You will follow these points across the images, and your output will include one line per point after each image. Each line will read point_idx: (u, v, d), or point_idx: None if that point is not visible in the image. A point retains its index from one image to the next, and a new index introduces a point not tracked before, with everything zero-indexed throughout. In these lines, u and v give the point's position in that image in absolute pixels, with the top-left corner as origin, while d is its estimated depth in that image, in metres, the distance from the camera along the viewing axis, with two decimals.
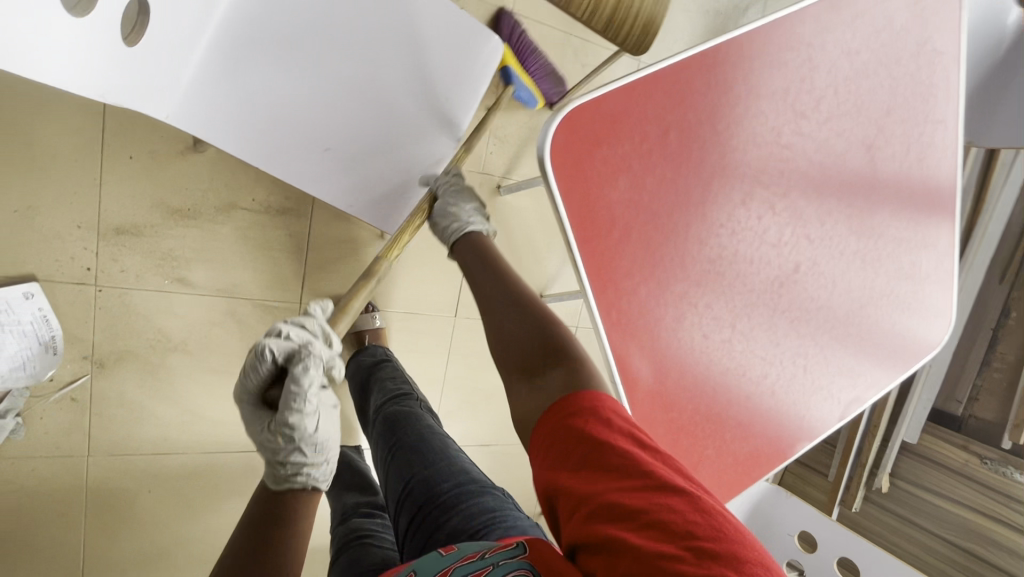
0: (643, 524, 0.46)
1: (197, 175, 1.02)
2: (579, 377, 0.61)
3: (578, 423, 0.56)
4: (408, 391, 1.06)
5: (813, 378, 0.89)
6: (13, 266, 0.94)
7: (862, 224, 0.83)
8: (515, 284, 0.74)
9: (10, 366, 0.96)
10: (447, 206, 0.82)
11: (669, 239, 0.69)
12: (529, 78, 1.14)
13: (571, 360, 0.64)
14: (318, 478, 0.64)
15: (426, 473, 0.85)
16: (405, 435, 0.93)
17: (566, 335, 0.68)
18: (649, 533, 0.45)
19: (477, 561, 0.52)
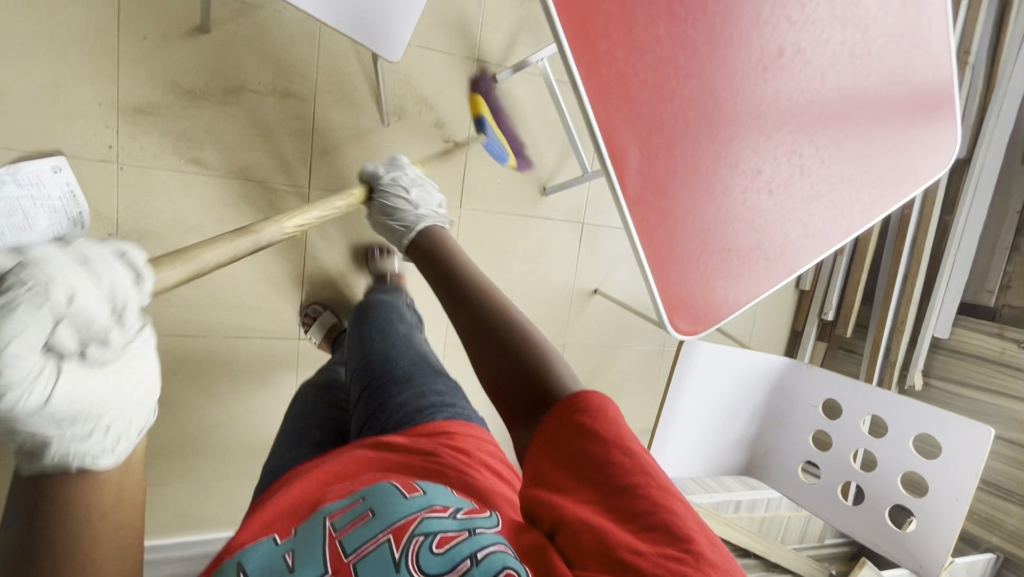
0: (644, 526, 0.46)
1: (205, 56, 1.09)
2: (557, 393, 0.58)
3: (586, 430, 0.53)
4: (394, 293, 1.08)
5: (812, 180, 0.88)
6: (42, 141, 1.02)
7: (843, 15, 0.83)
8: (491, 297, 0.71)
9: (43, 239, 1.03)
10: (398, 202, 0.98)
11: (644, 3, 0.70)
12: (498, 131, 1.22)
13: (555, 373, 0.60)
14: (94, 453, 0.34)
15: (385, 351, 0.86)
16: (379, 327, 0.92)
17: (546, 354, 0.63)
18: (650, 535, 0.45)
19: (448, 518, 0.52)
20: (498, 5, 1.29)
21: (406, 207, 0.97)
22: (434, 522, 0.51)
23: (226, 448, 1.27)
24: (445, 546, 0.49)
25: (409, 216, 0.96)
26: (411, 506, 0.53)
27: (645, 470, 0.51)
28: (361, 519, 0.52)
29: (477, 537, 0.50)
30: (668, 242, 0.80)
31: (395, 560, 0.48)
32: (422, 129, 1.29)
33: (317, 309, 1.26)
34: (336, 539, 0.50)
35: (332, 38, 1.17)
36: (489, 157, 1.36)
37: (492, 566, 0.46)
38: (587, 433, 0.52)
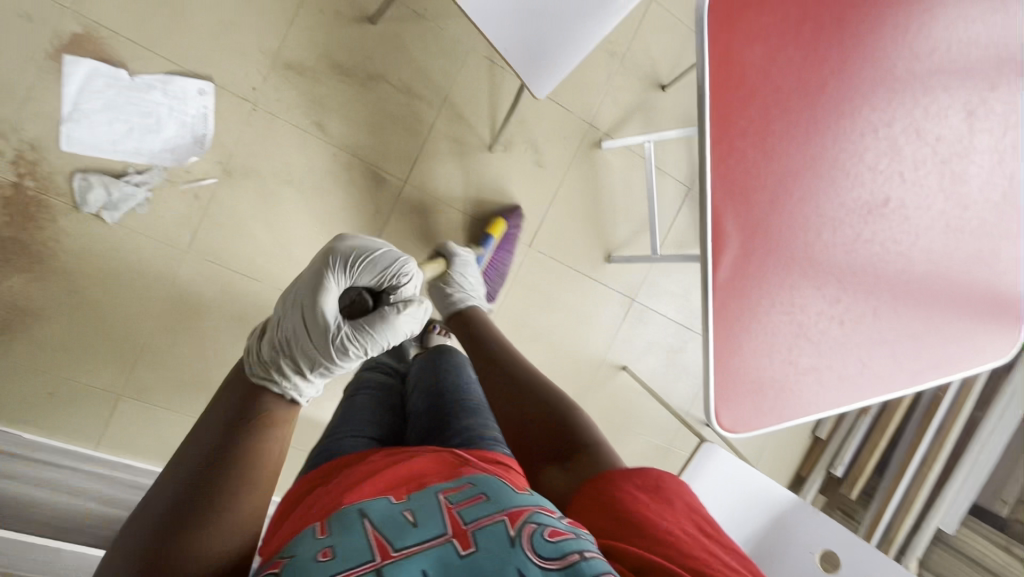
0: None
1: (363, 42, 1.20)
2: (600, 459, 0.69)
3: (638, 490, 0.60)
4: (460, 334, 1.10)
5: (882, 325, 0.92)
6: (199, 64, 1.12)
7: (950, 188, 0.89)
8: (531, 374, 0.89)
9: (163, 146, 1.12)
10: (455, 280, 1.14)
11: (784, 119, 0.77)
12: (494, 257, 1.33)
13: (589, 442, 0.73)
14: None
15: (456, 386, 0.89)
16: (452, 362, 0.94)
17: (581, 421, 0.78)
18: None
19: (554, 518, 0.52)
20: (623, 84, 1.40)
21: (463, 285, 1.14)
22: (545, 517, 0.51)
23: None
24: (561, 536, 0.48)
25: (460, 291, 1.12)
26: (523, 499, 0.54)
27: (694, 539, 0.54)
28: (475, 499, 0.53)
29: (584, 540, 0.49)
30: (737, 336, 0.83)
31: (513, 536, 0.48)
32: (521, 166, 1.37)
33: None
34: (453, 509, 0.51)
35: (473, 64, 1.28)
36: (571, 210, 1.43)
37: (599, 566, 0.46)
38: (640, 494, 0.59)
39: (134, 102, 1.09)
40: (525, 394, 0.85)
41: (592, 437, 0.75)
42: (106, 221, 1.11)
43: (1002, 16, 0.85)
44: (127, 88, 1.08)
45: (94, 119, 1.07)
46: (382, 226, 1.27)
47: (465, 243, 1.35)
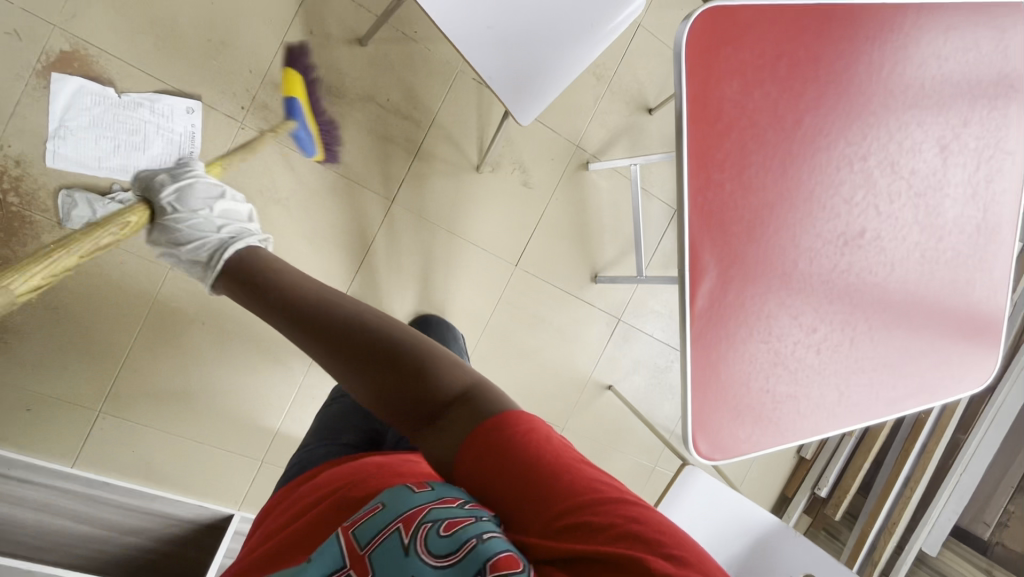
0: (614, 536, 0.44)
1: (352, 63, 1.21)
2: (480, 405, 0.53)
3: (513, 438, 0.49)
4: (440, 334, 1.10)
5: (858, 354, 0.93)
6: (188, 83, 1.12)
7: (925, 220, 0.91)
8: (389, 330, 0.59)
9: (150, 163, 1.11)
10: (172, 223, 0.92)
11: (760, 153, 0.79)
12: (314, 124, 1.18)
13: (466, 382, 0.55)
14: None
15: None
16: None
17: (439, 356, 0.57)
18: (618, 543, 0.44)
19: (458, 508, 0.47)
20: (610, 107, 1.42)
21: (190, 224, 0.91)
22: (444, 509, 0.46)
23: (217, 412, 1.26)
24: (452, 529, 0.44)
25: (201, 240, 0.88)
26: (421, 497, 0.48)
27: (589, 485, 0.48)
28: (370, 512, 0.47)
29: (485, 521, 0.46)
30: (714, 365, 0.84)
31: (406, 545, 0.43)
32: (508, 186, 1.38)
33: None
34: (345, 536, 0.46)
35: (461, 86, 1.30)
36: (558, 230, 1.44)
37: (496, 547, 0.43)
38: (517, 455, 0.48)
39: (121, 119, 1.09)
40: (379, 360, 0.56)
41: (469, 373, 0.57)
42: None
43: (975, 54, 0.87)
44: (114, 105, 1.08)
45: (81, 137, 1.08)
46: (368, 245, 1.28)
47: (451, 262, 1.36)
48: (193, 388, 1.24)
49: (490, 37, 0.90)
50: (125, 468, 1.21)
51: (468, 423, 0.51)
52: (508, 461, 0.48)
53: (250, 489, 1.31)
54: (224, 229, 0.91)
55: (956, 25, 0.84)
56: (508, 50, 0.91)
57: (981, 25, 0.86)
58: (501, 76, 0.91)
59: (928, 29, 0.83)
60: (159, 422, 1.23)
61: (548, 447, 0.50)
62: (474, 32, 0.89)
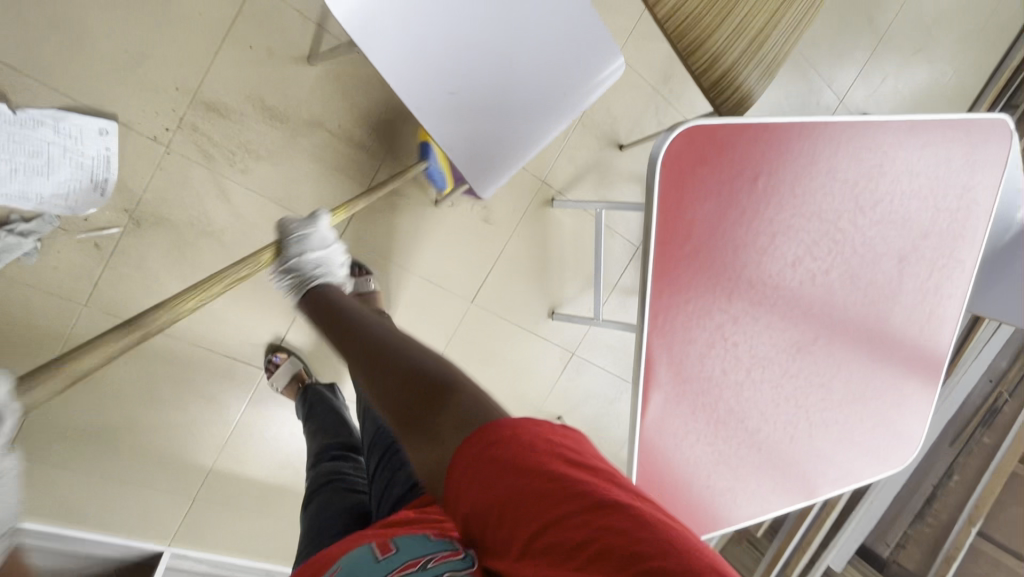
0: (594, 555, 0.38)
1: (300, 84, 1.08)
2: (476, 404, 0.49)
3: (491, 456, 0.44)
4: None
5: (796, 448, 0.96)
6: (100, 99, 0.97)
7: (875, 326, 0.92)
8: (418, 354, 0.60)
9: (55, 191, 0.97)
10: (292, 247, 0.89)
11: (725, 269, 0.76)
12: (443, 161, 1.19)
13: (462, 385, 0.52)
14: None
15: None
16: None
17: (453, 371, 0.55)
18: (600, 565, 0.37)
19: (418, 574, 0.44)
20: (581, 141, 1.35)
21: (306, 265, 0.89)
22: (413, 574, 0.45)
23: (142, 452, 1.18)
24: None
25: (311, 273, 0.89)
26: (381, 571, 0.47)
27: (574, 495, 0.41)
28: None
29: None
30: (659, 468, 0.85)
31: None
32: (468, 220, 1.30)
33: (282, 356, 1.22)
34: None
35: None
36: (517, 266, 1.39)
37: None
38: (492, 476, 0.43)
39: (17, 139, 0.93)
40: (404, 370, 0.57)
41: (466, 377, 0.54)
42: None
43: (945, 168, 0.86)
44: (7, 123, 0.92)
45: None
46: None
47: (403, 299, 1.29)
48: (114, 429, 1.15)
49: (453, 107, 0.81)
50: (38, 512, 1.13)
51: (456, 420, 0.48)
52: (478, 472, 0.44)
53: (181, 526, 1.25)
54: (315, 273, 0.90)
55: (930, 141, 0.83)
56: (471, 121, 0.83)
57: (955, 141, 0.85)
58: (462, 148, 0.84)
59: (903, 146, 0.81)
60: (77, 463, 1.14)
61: (522, 449, 0.44)
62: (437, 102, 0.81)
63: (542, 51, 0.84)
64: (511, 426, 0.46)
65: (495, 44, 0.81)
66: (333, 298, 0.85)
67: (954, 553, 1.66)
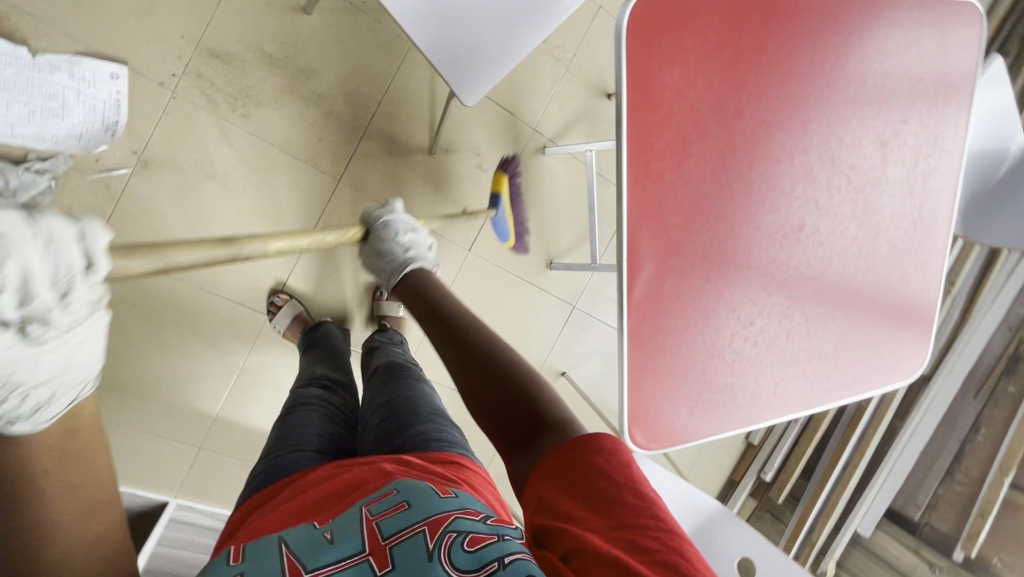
0: (654, 560, 0.44)
1: (297, 33, 1.15)
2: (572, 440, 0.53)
3: (594, 455, 0.51)
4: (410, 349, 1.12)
5: (795, 346, 0.94)
6: (113, 47, 1.05)
7: (863, 216, 0.92)
8: (523, 366, 0.63)
9: (68, 132, 1.03)
10: (381, 236, 0.96)
11: (700, 142, 0.77)
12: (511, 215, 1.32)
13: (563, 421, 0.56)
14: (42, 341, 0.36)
15: (408, 394, 0.87)
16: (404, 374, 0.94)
17: (554, 400, 0.59)
18: (655, 568, 0.43)
19: (478, 524, 0.50)
20: (568, 91, 1.40)
21: (393, 249, 0.95)
22: (466, 522, 0.49)
23: (150, 396, 1.21)
24: (477, 544, 0.46)
25: (402, 256, 0.94)
26: (446, 505, 0.51)
27: (645, 511, 0.48)
28: (396, 509, 0.50)
29: (507, 542, 0.47)
30: (651, 355, 0.84)
31: (429, 549, 0.45)
32: (462, 168, 1.34)
33: (282, 299, 1.25)
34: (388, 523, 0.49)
35: (414, 61, 1.25)
36: None
37: (520, 570, 0.43)
38: (593, 465, 0.50)
39: (35, 83, 0.99)
40: (508, 381, 0.60)
41: (567, 414, 0.57)
42: None
43: (917, 50, 0.87)
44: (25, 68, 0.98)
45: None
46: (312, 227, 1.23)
47: None
48: (121, 372, 1.18)
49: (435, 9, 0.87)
50: None
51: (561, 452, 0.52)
52: (579, 470, 0.50)
53: (187, 475, 1.26)
54: (408, 253, 0.95)
55: (897, 20, 0.85)
56: (453, 25, 0.88)
57: (924, 23, 0.86)
58: (445, 50, 0.88)
59: (870, 24, 0.83)
60: None
61: (617, 463, 0.51)
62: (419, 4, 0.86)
63: None
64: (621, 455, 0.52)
65: None
66: (439, 292, 0.83)
67: (988, 507, 1.57)
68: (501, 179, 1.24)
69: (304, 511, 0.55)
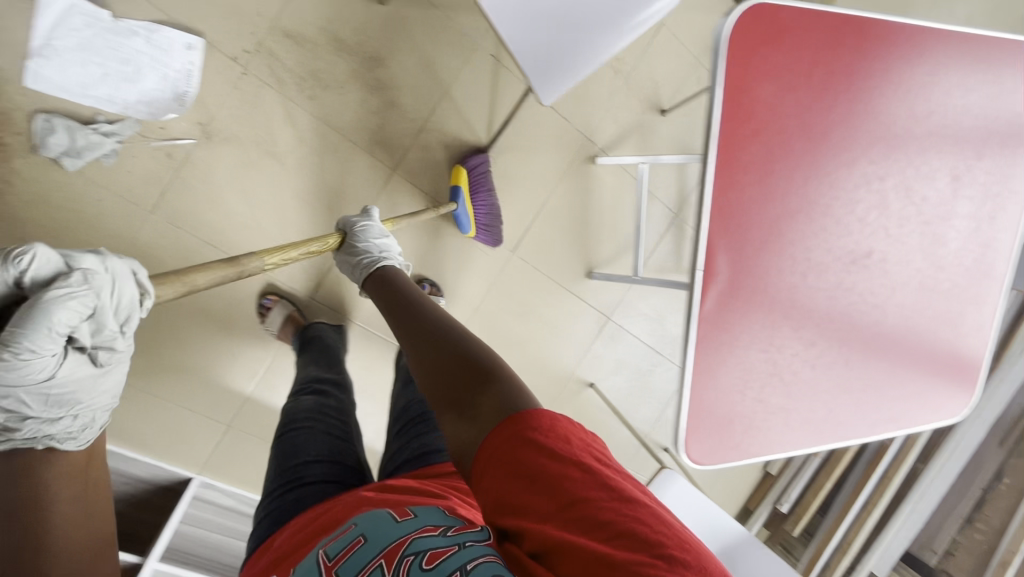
0: (611, 535, 0.38)
1: (369, 21, 1.16)
2: (512, 395, 0.47)
3: (530, 437, 0.42)
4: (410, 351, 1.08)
5: (851, 373, 0.93)
6: (191, 18, 1.06)
7: (930, 249, 0.92)
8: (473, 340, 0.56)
9: (139, 98, 1.04)
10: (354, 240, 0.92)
11: (784, 159, 0.78)
12: (472, 205, 1.27)
13: (503, 373, 0.50)
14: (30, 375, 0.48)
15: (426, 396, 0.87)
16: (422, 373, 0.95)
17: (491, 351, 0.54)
18: (617, 545, 0.37)
19: (440, 537, 0.45)
20: (624, 103, 1.41)
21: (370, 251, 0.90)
22: (426, 539, 0.44)
23: (185, 371, 1.20)
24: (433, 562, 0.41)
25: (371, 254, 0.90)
26: (402, 529, 0.47)
27: (602, 483, 0.40)
28: (353, 546, 0.47)
29: (469, 548, 0.43)
30: (713, 369, 0.83)
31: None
32: (513, 170, 1.35)
33: (271, 300, 1.21)
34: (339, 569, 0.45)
35: (479, 61, 1.26)
36: (558, 221, 1.42)
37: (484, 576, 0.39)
38: (525, 452, 0.41)
39: (112, 46, 1.01)
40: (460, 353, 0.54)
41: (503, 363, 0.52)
42: (64, 168, 1.03)
43: (998, 88, 0.88)
44: (104, 30, 1.00)
45: (65, 58, 0.99)
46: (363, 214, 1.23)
47: (446, 242, 1.32)
48: (161, 343, 1.17)
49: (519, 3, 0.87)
50: None
51: (499, 407, 0.46)
52: (512, 456, 0.41)
53: (214, 452, 1.25)
54: (380, 254, 0.91)
55: (983, 56, 0.85)
56: (536, 22, 0.89)
57: (1009, 62, 0.87)
58: (525, 47, 0.89)
59: (958, 58, 0.83)
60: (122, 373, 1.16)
61: (556, 436, 0.42)
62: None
63: None
64: (552, 419, 0.44)
65: None
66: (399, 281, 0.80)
67: (1010, 560, 1.53)
68: (459, 178, 1.24)
69: (285, 559, 0.55)
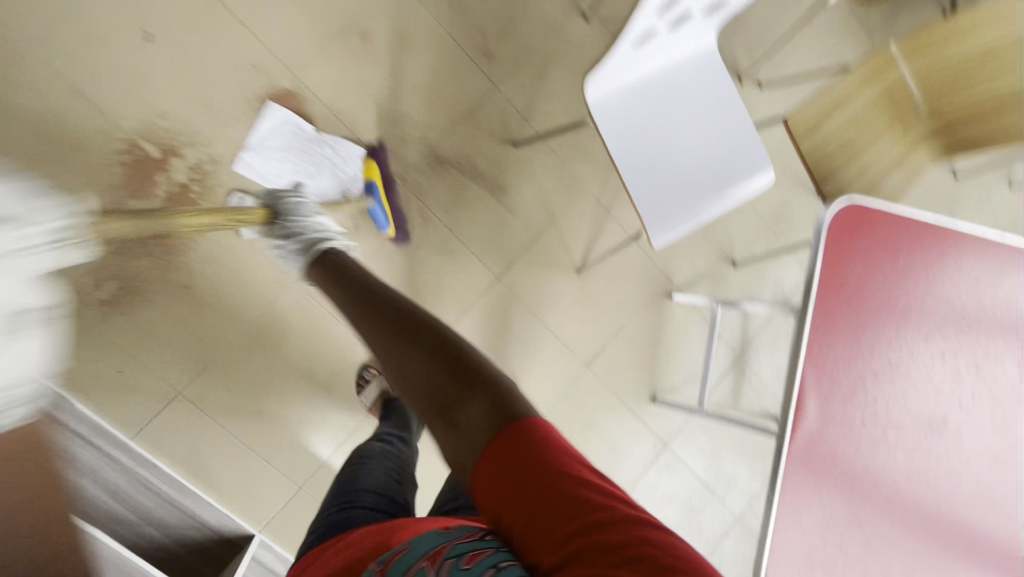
0: (622, 544, 0.44)
1: (503, 159, 1.42)
2: (503, 399, 0.55)
3: (533, 452, 0.50)
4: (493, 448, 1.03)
5: (935, 542, 0.94)
6: (369, 137, 1.32)
7: (1002, 427, 0.99)
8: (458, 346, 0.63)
9: (315, 191, 1.28)
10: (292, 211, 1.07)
11: (869, 325, 0.90)
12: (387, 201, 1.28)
13: (490, 379, 0.57)
14: None
15: None
16: None
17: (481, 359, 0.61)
18: (624, 552, 0.44)
19: (476, 541, 0.50)
20: (701, 251, 1.59)
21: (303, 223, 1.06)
22: (463, 545, 0.49)
23: (278, 427, 1.30)
24: (470, 560, 0.46)
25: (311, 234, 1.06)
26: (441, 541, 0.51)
27: (605, 496, 0.48)
28: (401, 552, 0.51)
29: (501, 552, 0.48)
30: (801, 509, 0.87)
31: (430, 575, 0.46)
32: (598, 293, 1.51)
33: (371, 373, 1.32)
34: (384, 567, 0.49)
35: (584, 201, 1.49)
36: (631, 345, 1.54)
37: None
38: (531, 463, 0.49)
39: (308, 151, 1.28)
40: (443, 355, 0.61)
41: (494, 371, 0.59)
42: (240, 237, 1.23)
43: None
44: (304, 140, 1.28)
45: (270, 154, 1.26)
46: (466, 310, 1.38)
47: (530, 347, 1.45)
48: (265, 397, 1.29)
49: (645, 161, 1.07)
50: (176, 456, 1.23)
51: (488, 416, 0.53)
52: (525, 470, 0.49)
53: (279, 511, 1.30)
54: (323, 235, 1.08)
55: None
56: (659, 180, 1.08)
57: None
58: (648, 195, 1.07)
59: (1010, 264, 1.00)
60: (227, 420, 1.26)
61: (560, 452, 0.50)
62: (634, 154, 1.06)
63: (713, 156, 1.13)
64: (553, 435, 0.52)
65: (680, 142, 1.10)
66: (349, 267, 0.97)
67: None
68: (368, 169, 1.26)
69: None
